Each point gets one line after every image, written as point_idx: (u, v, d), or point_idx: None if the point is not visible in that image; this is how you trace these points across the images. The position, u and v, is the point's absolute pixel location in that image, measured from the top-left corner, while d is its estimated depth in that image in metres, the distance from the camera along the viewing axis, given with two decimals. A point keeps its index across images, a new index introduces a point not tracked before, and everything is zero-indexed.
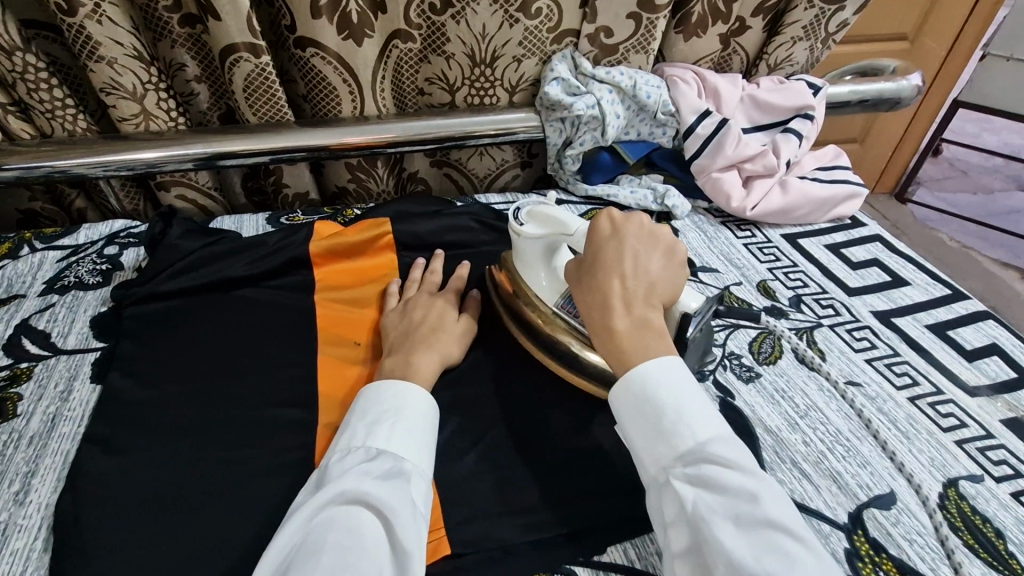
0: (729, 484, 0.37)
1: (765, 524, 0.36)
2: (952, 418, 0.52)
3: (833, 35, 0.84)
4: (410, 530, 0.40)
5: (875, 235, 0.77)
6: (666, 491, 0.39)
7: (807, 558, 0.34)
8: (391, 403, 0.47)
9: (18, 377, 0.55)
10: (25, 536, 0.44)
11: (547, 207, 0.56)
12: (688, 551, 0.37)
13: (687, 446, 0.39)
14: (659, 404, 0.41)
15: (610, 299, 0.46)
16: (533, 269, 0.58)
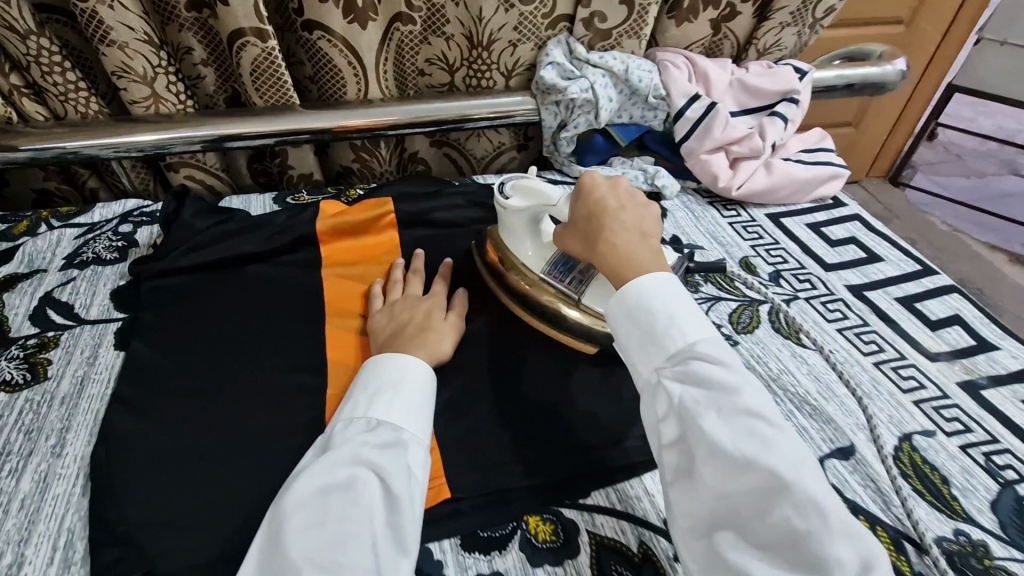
0: (715, 379, 0.40)
1: (745, 414, 0.39)
2: (912, 380, 0.57)
3: (821, 20, 0.87)
4: (407, 500, 0.41)
5: (854, 214, 0.80)
6: (659, 390, 0.43)
7: (781, 441, 0.38)
8: (391, 375, 0.48)
9: (46, 344, 0.58)
10: (66, 482, 0.47)
11: (528, 180, 0.57)
12: (678, 440, 0.41)
13: (677, 347, 0.43)
14: (649, 311, 0.44)
15: (606, 229, 0.50)
16: (519, 239, 0.59)
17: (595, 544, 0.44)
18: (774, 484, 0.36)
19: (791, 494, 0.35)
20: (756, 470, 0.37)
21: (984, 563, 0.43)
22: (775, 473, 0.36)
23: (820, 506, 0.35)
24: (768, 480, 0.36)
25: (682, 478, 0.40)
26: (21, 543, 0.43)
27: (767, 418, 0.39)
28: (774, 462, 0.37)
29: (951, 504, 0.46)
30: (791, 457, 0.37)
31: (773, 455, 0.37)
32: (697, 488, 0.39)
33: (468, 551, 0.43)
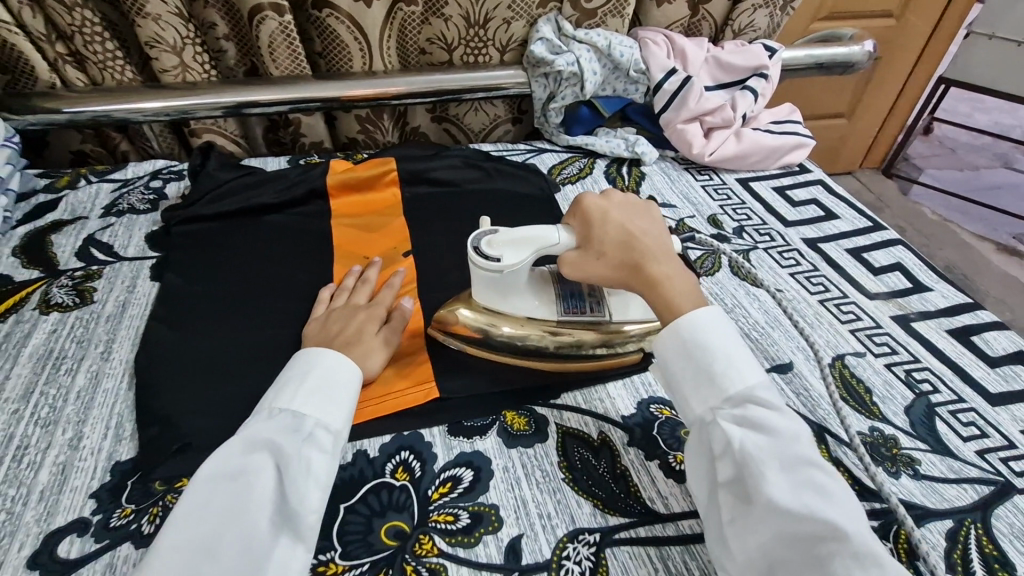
0: (773, 425, 0.41)
1: (803, 464, 0.40)
2: (851, 314, 0.64)
3: (791, 3, 0.95)
4: (304, 488, 0.41)
5: (817, 179, 0.88)
6: (714, 429, 0.43)
7: (839, 494, 0.39)
8: (302, 368, 0.47)
9: (91, 275, 0.67)
10: (115, 379, 0.55)
11: (502, 235, 0.52)
12: (733, 481, 0.41)
13: (733, 392, 0.43)
14: (706, 350, 0.44)
15: (643, 260, 0.49)
16: (519, 295, 0.54)
17: (561, 432, 0.51)
18: (832, 534, 0.37)
19: (850, 546, 0.36)
20: (816, 521, 0.37)
21: (892, 450, 0.50)
22: (837, 527, 0.37)
23: (878, 558, 0.36)
24: (828, 531, 0.37)
25: (735, 519, 0.40)
26: (79, 423, 0.51)
27: (824, 468, 0.40)
28: (834, 513, 0.37)
29: (871, 408, 0.54)
30: (850, 509, 0.38)
31: (834, 506, 0.38)
32: (754, 532, 0.39)
33: (454, 435, 0.51)
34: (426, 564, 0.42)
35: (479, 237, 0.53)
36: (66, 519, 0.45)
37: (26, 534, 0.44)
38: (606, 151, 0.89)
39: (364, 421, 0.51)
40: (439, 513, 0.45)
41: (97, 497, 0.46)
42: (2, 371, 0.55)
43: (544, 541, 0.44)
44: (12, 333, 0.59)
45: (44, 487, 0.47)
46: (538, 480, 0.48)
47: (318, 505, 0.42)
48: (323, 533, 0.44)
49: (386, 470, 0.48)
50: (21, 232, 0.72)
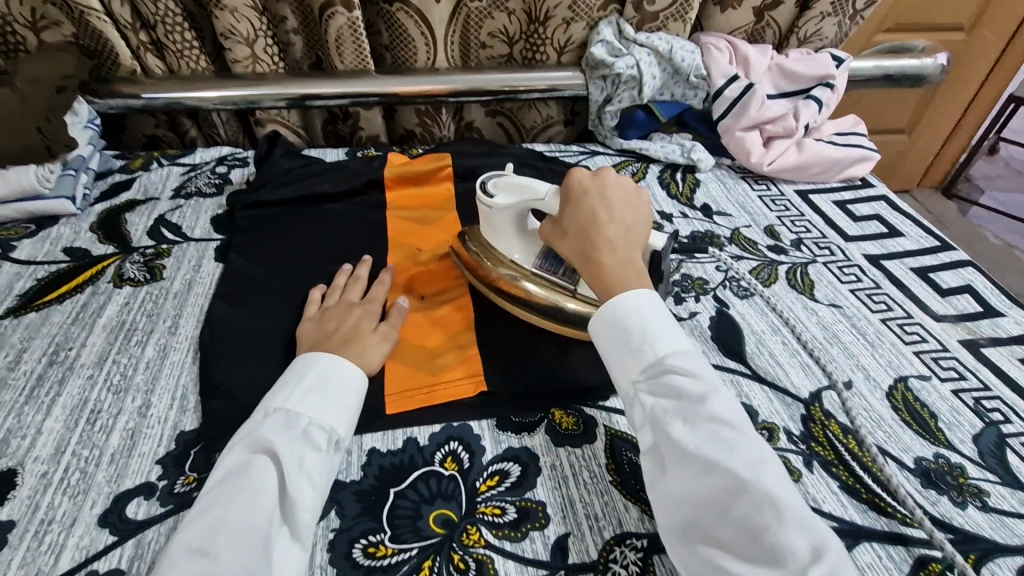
0: (681, 389, 0.41)
1: (711, 422, 0.39)
2: (916, 335, 0.61)
3: (861, 12, 0.91)
4: (301, 484, 0.42)
5: (881, 195, 0.85)
6: (634, 402, 0.43)
7: (745, 446, 0.38)
8: (300, 370, 0.49)
9: (162, 254, 0.70)
10: (180, 352, 0.58)
11: (510, 178, 0.58)
12: (651, 447, 0.41)
13: (649, 360, 0.43)
14: (625, 322, 0.45)
15: (592, 245, 0.50)
16: (507, 237, 0.59)
17: (610, 435, 0.51)
18: (734, 484, 0.36)
19: (750, 494, 0.36)
20: (720, 473, 0.37)
21: (958, 480, 0.48)
22: (733, 477, 0.36)
23: (779, 504, 0.35)
24: (729, 481, 0.36)
25: (653, 483, 0.41)
26: (147, 392, 0.54)
27: (732, 423, 0.39)
28: (735, 464, 0.37)
29: (937, 434, 0.52)
30: (755, 458, 0.37)
31: (736, 457, 0.37)
32: (668, 491, 0.39)
33: (502, 429, 0.52)
34: (473, 554, 0.42)
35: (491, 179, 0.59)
36: (134, 482, 0.47)
37: (98, 494, 0.46)
38: (661, 156, 0.88)
39: (414, 408, 0.52)
40: (487, 506, 0.46)
41: (162, 464, 0.48)
42: (79, 339, 0.58)
43: (590, 543, 0.43)
44: (88, 303, 0.63)
45: (114, 450, 0.49)
46: (586, 481, 0.47)
47: (315, 504, 0.42)
48: (374, 514, 0.45)
49: (435, 459, 0.49)
50: (99, 210, 0.76)
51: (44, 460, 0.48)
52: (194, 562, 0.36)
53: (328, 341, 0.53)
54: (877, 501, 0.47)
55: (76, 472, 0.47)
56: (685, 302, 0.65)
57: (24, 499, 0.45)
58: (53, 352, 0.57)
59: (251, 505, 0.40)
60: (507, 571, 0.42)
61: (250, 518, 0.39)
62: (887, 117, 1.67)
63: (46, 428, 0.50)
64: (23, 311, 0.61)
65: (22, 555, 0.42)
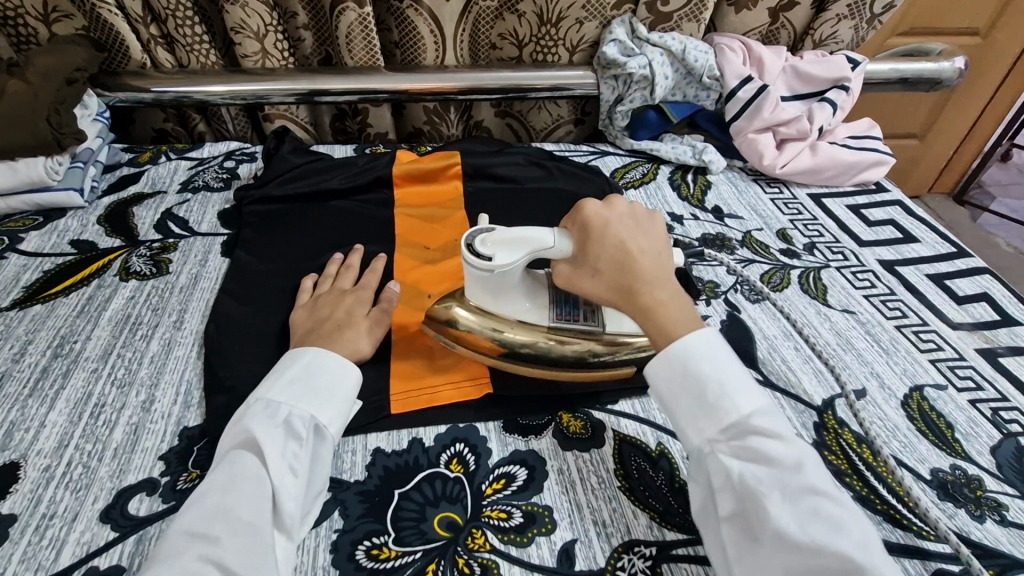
0: (773, 455, 0.39)
1: (809, 493, 0.38)
2: (931, 343, 0.60)
3: (878, 15, 0.90)
4: (282, 473, 0.41)
5: (896, 200, 0.83)
6: (711, 461, 0.41)
7: (847, 523, 0.37)
8: (286, 363, 0.49)
9: (168, 248, 0.69)
10: (185, 347, 0.57)
11: (498, 233, 0.51)
12: (735, 514, 0.39)
13: (731, 419, 0.41)
14: (697, 377, 0.43)
15: (631, 279, 0.48)
16: (514, 297, 0.53)
17: (618, 439, 0.50)
18: (846, 567, 0.35)
19: None
20: (831, 554, 0.36)
21: (975, 492, 0.47)
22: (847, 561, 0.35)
23: None
24: (841, 564, 0.35)
25: (738, 555, 0.38)
26: (151, 387, 0.53)
27: (830, 496, 0.38)
28: (844, 545, 0.36)
29: (953, 445, 0.50)
30: (861, 538, 0.37)
31: (844, 536, 0.36)
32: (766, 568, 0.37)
33: (508, 431, 0.51)
34: (478, 559, 0.42)
35: (477, 234, 0.51)
36: (136, 478, 0.46)
37: (100, 489, 0.45)
38: (671, 158, 0.87)
39: (418, 407, 0.52)
40: (492, 509, 0.45)
41: (165, 459, 0.48)
42: (84, 332, 0.58)
43: (598, 550, 0.42)
44: (94, 296, 0.62)
45: (117, 445, 0.48)
46: (593, 486, 0.47)
47: (299, 494, 0.42)
48: (377, 515, 0.44)
49: (440, 461, 0.48)
50: (106, 203, 0.76)
51: (47, 454, 0.48)
52: (194, 555, 0.36)
53: (334, 339, 0.52)
54: (891, 512, 0.46)
55: (78, 466, 0.47)
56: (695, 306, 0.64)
57: (26, 493, 0.45)
58: (57, 344, 0.57)
59: (235, 494, 0.40)
60: None
61: (235, 508, 0.39)
62: (899, 122, 1.65)
63: (49, 422, 0.50)
64: (29, 303, 0.61)
65: (22, 550, 0.42)
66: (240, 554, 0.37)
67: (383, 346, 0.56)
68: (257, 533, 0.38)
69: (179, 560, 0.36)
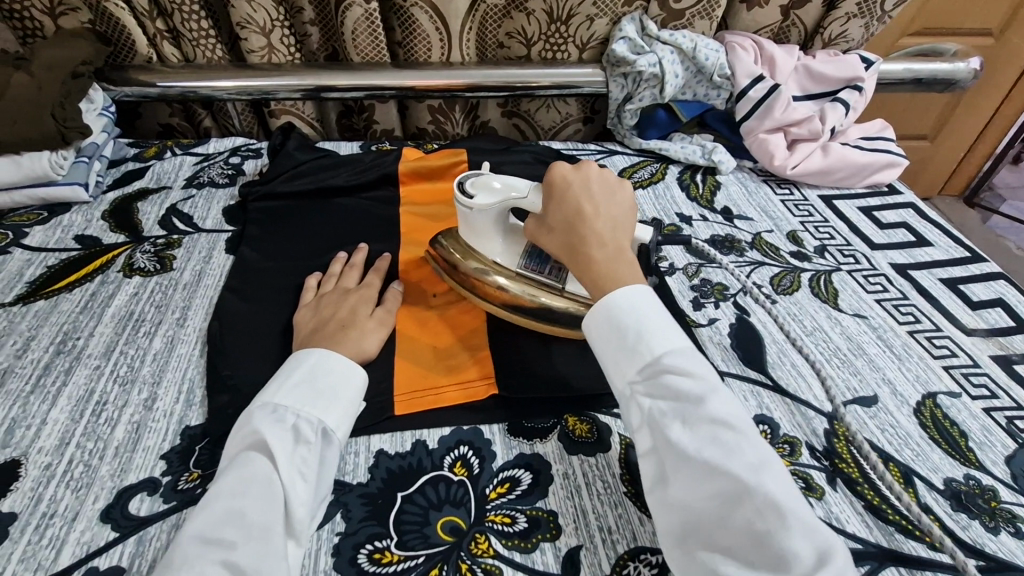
0: (680, 389, 0.39)
1: (709, 422, 0.38)
2: (944, 349, 0.59)
3: (889, 13, 0.88)
4: (292, 477, 0.41)
5: (909, 202, 0.82)
6: (630, 403, 0.42)
7: (746, 448, 0.37)
8: (291, 365, 0.48)
9: (172, 244, 0.69)
10: (188, 345, 0.57)
11: (486, 177, 0.56)
12: (652, 451, 0.40)
13: (646, 360, 0.41)
14: (620, 322, 0.43)
15: (578, 241, 0.49)
16: (488, 237, 0.58)
17: (625, 444, 0.49)
18: (738, 488, 0.35)
19: (752, 498, 0.35)
20: (723, 476, 0.35)
21: (990, 503, 0.46)
22: (734, 481, 0.35)
23: (783, 509, 0.34)
24: (733, 485, 0.35)
25: (653, 489, 0.39)
26: (154, 384, 0.53)
27: (732, 424, 0.38)
28: (737, 467, 0.36)
29: (967, 454, 0.49)
30: (757, 461, 0.36)
31: (737, 459, 0.36)
32: (672, 496, 0.37)
33: (514, 435, 0.50)
34: (481, 565, 0.41)
35: (469, 177, 0.57)
36: (137, 478, 0.46)
37: (100, 488, 0.45)
38: (681, 157, 0.86)
39: (422, 409, 0.51)
40: (496, 514, 0.44)
41: (167, 459, 0.47)
42: (87, 329, 0.58)
43: (603, 556, 0.42)
44: (98, 293, 0.62)
45: (118, 444, 0.48)
46: (599, 492, 0.46)
47: (309, 499, 0.41)
48: (380, 518, 0.44)
49: (444, 463, 0.48)
50: (111, 198, 0.76)
51: (48, 451, 0.47)
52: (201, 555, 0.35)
53: (338, 339, 0.52)
54: (903, 522, 0.45)
55: (80, 465, 0.46)
56: (704, 308, 0.63)
57: (27, 491, 0.45)
58: (60, 340, 0.56)
59: (245, 497, 0.39)
60: None
61: (246, 512, 0.38)
62: (910, 123, 1.63)
63: (51, 419, 0.50)
64: (32, 299, 0.61)
65: (22, 549, 0.41)
66: (249, 557, 0.36)
67: (387, 346, 0.56)
68: (269, 539, 0.37)
69: (194, 565, 0.35)
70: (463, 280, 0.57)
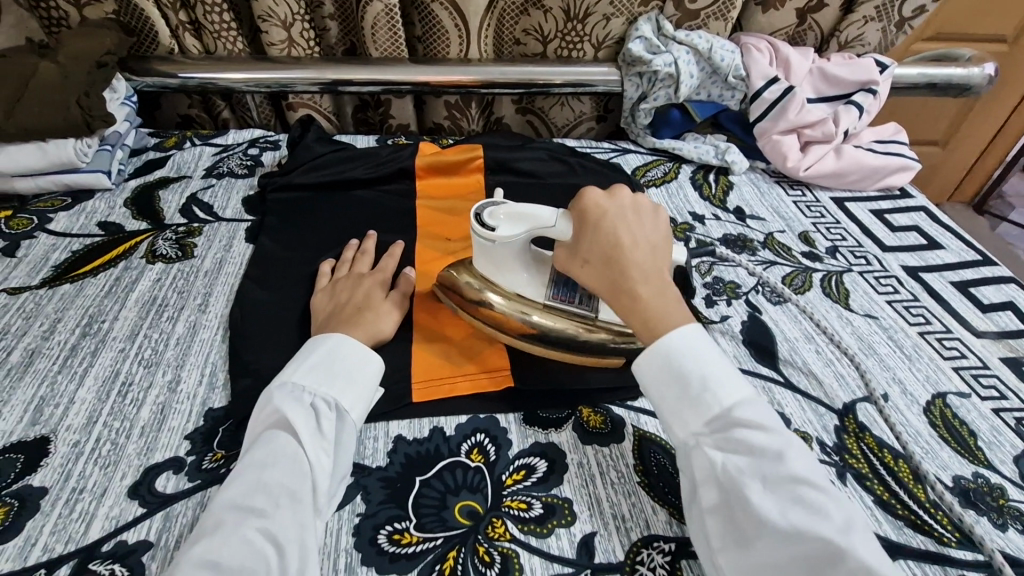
0: (755, 445, 0.40)
1: (790, 481, 0.38)
2: (955, 350, 0.60)
3: (908, 19, 0.89)
4: (314, 450, 0.42)
5: (920, 206, 0.82)
6: (697, 456, 0.42)
7: (832, 507, 0.37)
8: (308, 348, 0.49)
9: (193, 232, 0.70)
10: (210, 330, 0.58)
11: (506, 207, 0.55)
12: (720, 506, 0.40)
13: (715, 412, 0.42)
14: (683, 372, 0.44)
15: (618, 274, 0.49)
16: (514, 269, 0.55)
17: (638, 435, 0.50)
18: (828, 552, 0.35)
19: (846, 561, 0.35)
20: (812, 539, 0.36)
21: (998, 501, 0.47)
22: (826, 544, 0.35)
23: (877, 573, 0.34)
24: (823, 548, 0.35)
25: (722, 548, 0.39)
26: (177, 367, 0.54)
27: (815, 484, 0.38)
28: (826, 530, 0.36)
29: (976, 453, 0.50)
30: (845, 522, 0.37)
31: (825, 519, 0.36)
32: (754, 558, 0.37)
33: (529, 424, 0.51)
34: (498, 548, 0.42)
35: (486, 208, 0.55)
36: (162, 457, 0.47)
37: (127, 466, 0.46)
38: (694, 156, 0.87)
39: (440, 398, 0.52)
40: (512, 499, 0.45)
41: (191, 439, 0.48)
42: (112, 313, 0.59)
43: (617, 543, 0.43)
44: (122, 277, 0.63)
45: (144, 424, 0.49)
46: (613, 481, 0.47)
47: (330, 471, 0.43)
48: (399, 501, 0.45)
49: (461, 450, 0.49)
50: (133, 186, 0.77)
51: (75, 429, 0.48)
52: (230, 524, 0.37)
53: (358, 328, 0.53)
54: (912, 517, 0.45)
55: (107, 443, 0.48)
56: (716, 305, 0.64)
57: (56, 467, 0.46)
58: (86, 323, 0.58)
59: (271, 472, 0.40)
60: (533, 567, 0.41)
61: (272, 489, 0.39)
62: (920, 128, 1.63)
63: (78, 399, 0.51)
64: (58, 282, 0.62)
65: (53, 522, 0.42)
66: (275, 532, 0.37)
67: (405, 336, 0.57)
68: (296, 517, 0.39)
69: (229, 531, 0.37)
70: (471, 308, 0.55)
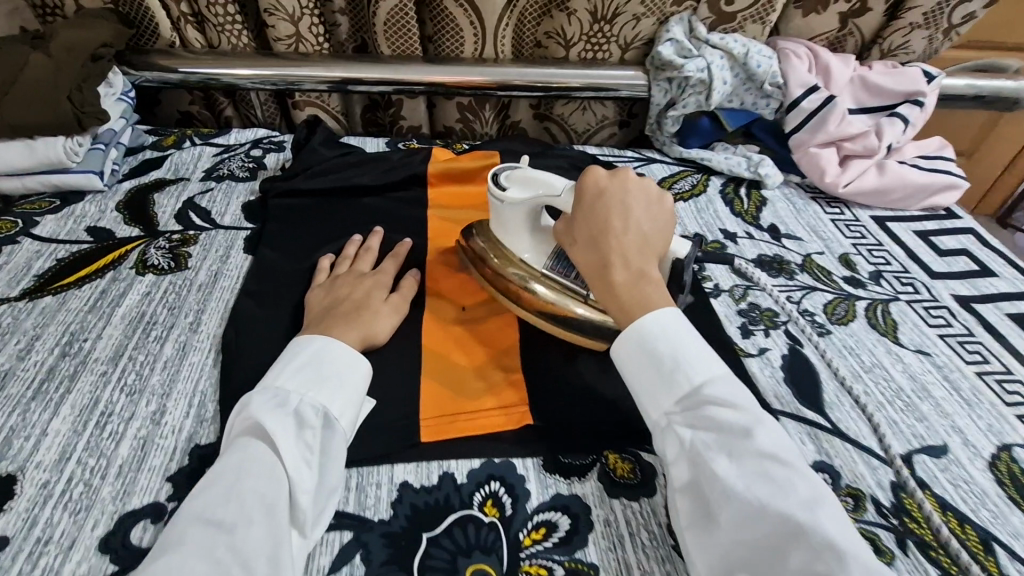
0: (724, 422, 0.37)
1: (759, 457, 0.35)
2: (1018, 395, 0.54)
3: (956, 27, 0.83)
4: (294, 462, 0.38)
5: (968, 228, 0.77)
6: (668, 435, 0.39)
7: (800, 489, 0.34)
8: (292, 351, 0.45)
9: (188, 241, 0.65)
10: (201, 353, 0.53)
11: (522, 171, 0.54)
12: (689, 484, 0.37)
13: (687, 392, 0.39)
14: (656, 351, 0.40)
15: (605, 257, 0.45)
16: (516, 234, 0.55)
17: None
18: (789, 526, 0.33)
19: (808, 537, 0.32)
20: (772, 517, 0.33)
21: None
22: (783, 519, 0.33)
23: (841, 550, 0.31)
24: (785, 526, 0.33)
25: (689, 526, 0.37)
26: (163, 396, 0.49)
27: (784, 460, 0.35)
28: (786, 505, 0.33)
29: None
30: (809, 498, 0.34)
31: (790, 496, 0.34)
32: (718, 534, 0.35)
33: (549, 472, 0.46)
34: None
35: (503, 171, 0.55)
36: (141, 501, 0.42)
37: (101, 512, 0.41)
38: (723, 168, 0.81)
39: (452, 437, 0.47)
40: (531, 563, 0.40)
41: (173, 481, 0.43)
42: (95, 330, 0.54)
43: None
44: (108, 290, 0.58)
45: (123, 462, 0.44)
46: (643, 543, 0.42)
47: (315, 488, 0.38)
48: (403, 563, 0.40)
49: (473, 501, 0.43)
50: (127, 188, 0.72)
51: (47, 467, 0.44)
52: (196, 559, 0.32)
53: None
54: None
55: (79, 484, 0.43)
56: (753, 336, 0.58)
57: (22, 512, 0.41)
58: (66, 342, 0.53)
59: (248, 492, 0.36)
60: None
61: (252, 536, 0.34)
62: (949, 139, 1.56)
63: (52, 431, 0.46)
64: (39, 295, 0.57)
65: None
66: None
67: (413, 365, 0.52)
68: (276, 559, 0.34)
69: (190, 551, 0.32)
70: (497, 281, 0.54)
